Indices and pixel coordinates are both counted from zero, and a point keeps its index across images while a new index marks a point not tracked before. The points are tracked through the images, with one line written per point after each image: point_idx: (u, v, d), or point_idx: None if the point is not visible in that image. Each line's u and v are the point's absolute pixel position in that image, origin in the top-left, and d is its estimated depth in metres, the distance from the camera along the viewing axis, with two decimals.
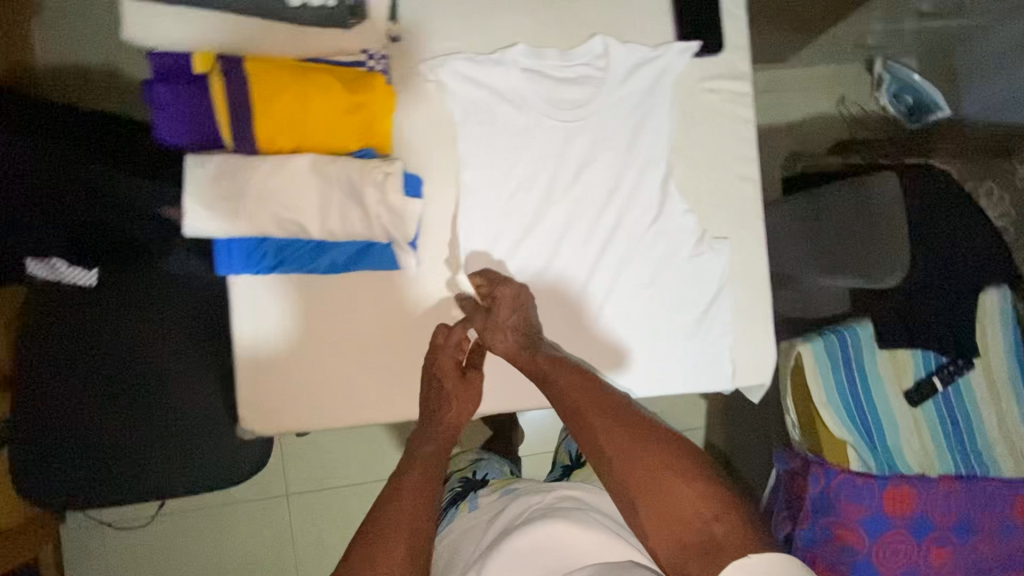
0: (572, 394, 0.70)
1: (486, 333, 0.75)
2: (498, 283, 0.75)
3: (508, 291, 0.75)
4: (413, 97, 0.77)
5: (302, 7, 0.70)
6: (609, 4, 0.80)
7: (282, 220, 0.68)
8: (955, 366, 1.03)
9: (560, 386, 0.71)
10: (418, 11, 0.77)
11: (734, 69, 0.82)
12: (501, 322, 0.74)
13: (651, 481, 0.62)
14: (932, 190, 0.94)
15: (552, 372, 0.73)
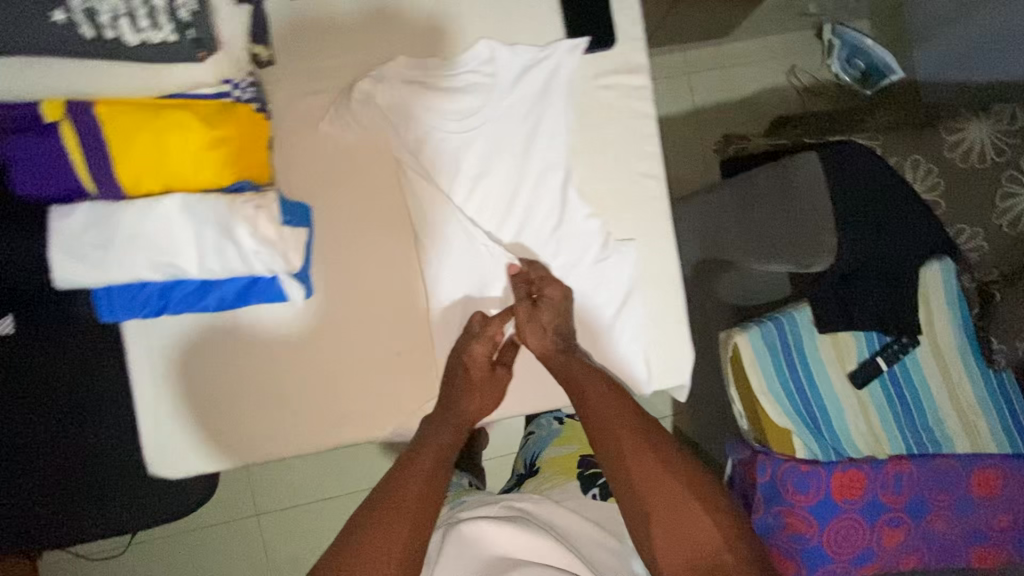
0: (605, 404, 0.72)
1: (525, 327, 0.74)
2: (547, 281, 0.75)
3: (555, 291, 0.74)
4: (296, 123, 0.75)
5: (142, 45, 0.67)
6: (492, 7, 0.77)
7: (158, 263, 0.66)
8: (899, 344, 1.01)
9: (593, 394, 0.73)
10: (291, 33, 0.74)
11: (629, 62, 0.78)
12: (543, 320, 0.74)
13: (670, 505, 0.66)
14: (861, 165, 0.91)
15: (586, 378, 0.75)
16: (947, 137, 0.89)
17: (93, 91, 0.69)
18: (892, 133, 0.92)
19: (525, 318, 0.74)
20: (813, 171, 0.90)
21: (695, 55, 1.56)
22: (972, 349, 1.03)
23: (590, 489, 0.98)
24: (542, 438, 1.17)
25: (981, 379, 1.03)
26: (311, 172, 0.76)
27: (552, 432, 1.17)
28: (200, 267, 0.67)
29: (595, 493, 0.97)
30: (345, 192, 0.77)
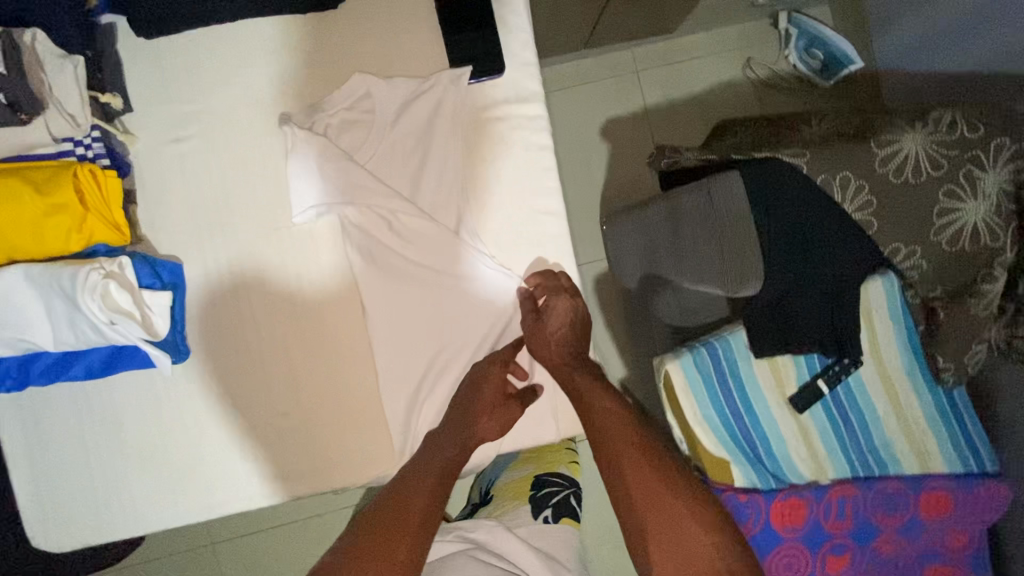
0: (612, 426, 0.73)
1: (534, 339, 0.72)
2: (553, 292, 0.71)
3: (561, 304, 0.71)
4: (163, 174, 0.71)
5: None
6: (367, 39, 0.72)
7: (7, 339, 0.62)
8: (840, 366, 0.96)
9: (600, 414, 0.74)
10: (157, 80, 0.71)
11: (521, 89, 0.73)
12: (548, 330, 0.72)
13: (670, 521, 0.65)
14: (789, 184, 0.83)
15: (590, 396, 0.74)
16: (879, 151, 0.82)
17: None
18: (820, 148, 0.85)
19: (531, 331, 0.72)
20: (733, 191, 0.85)
21: (644, 52, 1.49)
22: (918, 366, 0.98)
23: (542, 510, 0.91)
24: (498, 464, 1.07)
25: (928, 396, 0.98)
26: (184, 224, 0.71)
27: (509, 458, 1.06)
28: (55, 341, 0.63)
29: (547, 515, 0.91)
30: (222, 241, 0.72)
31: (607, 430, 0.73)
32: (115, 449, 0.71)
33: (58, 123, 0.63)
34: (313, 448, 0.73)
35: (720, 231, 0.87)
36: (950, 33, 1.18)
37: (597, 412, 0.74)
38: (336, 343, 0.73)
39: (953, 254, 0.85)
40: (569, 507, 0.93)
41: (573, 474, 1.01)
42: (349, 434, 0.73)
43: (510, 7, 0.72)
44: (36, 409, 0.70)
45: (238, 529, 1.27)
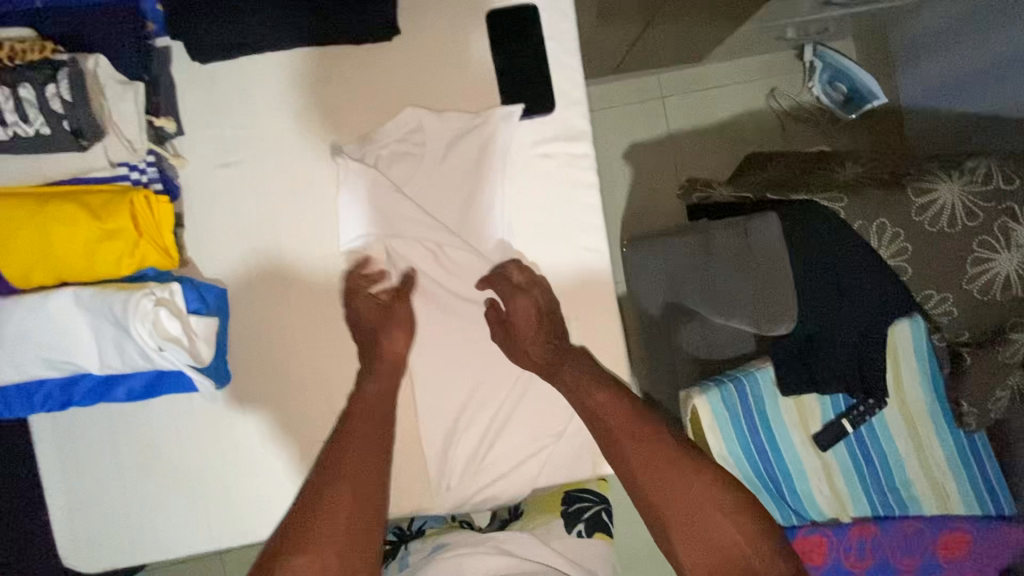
0: (604, 414, 0.66)
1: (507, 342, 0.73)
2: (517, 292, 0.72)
3: (522, 303, 0.72)
4: (217, 200, 0.73)
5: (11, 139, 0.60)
6: (420, 73, 0.74)
7: (54, 363, 0.62)
8: (865, 406, 0.96)
9: (589, 404, 0.68)
10: (214, 108, 0.73)
11: (569, 127, 0.75)
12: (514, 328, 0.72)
13: (688, 514, 0.60)
14: (821, 228, 0.85)
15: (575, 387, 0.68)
16: (916, 199, 0.83)
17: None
18: (857, 193, 0.86)
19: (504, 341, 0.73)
20: (772, 236, 0.86)
21: (669, 79, 1.50)
22: (941, 410, 0.98)
23: (575, 525, 0.76)
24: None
25: (951, 440, 0.98)
26: (239, 246, 0.73)
27: None
28: (101, 365, 0.63)
29: (580, 530, 0.76)
30: (273, 268, 0.73)
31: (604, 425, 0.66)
32: (156, 473, 0.72)
33: (118, 150, 0.64)
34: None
35: (755, 274, 0.88)
36: (974, 75, 1.20)
37: (593, 405, 0.68)
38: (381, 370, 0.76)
39: (981, 302, 0.85)
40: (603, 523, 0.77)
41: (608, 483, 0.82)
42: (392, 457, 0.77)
43: (563, 46, 0.74)
44: (81, 428, 0.71)
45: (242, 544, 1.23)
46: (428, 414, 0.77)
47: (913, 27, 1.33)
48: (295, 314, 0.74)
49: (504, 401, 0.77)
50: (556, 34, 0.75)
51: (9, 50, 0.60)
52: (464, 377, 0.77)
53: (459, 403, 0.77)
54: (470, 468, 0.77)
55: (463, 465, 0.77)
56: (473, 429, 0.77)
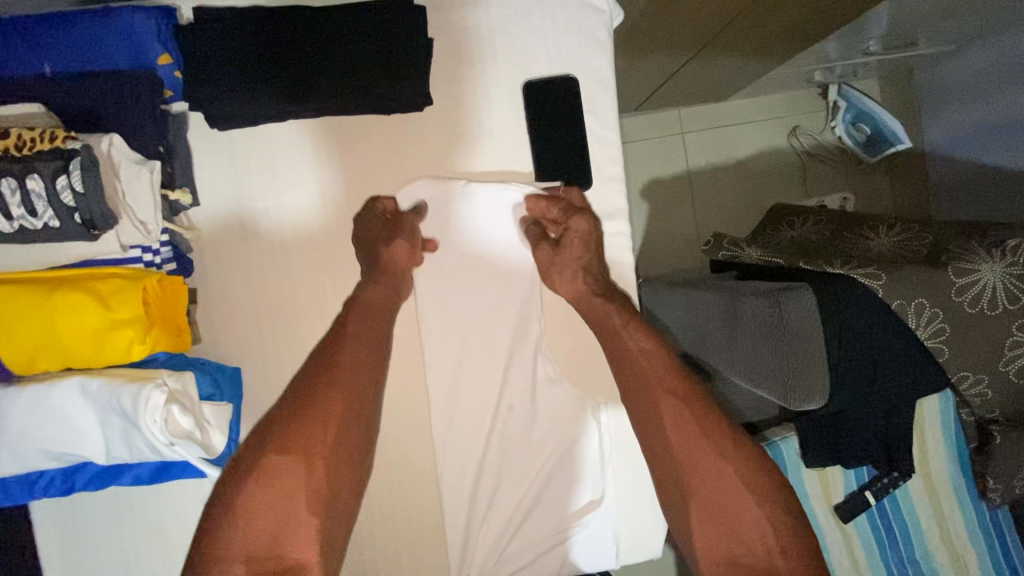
0: (640, 361, 0.69)
1: (553, 270, 0.74)
2: (570, 214, 0.73)
3: (580, 223, 0.73)
4: (258, 265, 0.75)
5: (17, 230, 0.53)
6: (461, 147, 0.77)
7: (57, 453, 0.58)
8: (890, 479, 0.94)
9: (628, 349, 0.70)
10: (259, 176, 0.75)
11: (605, 204, 0.79)
12: (568, 258, 0.73)
13: (715, 485, 0.59)
14: (860, 303, 0.82)
15: (623, 331, 0.71)
16: (956, 279, 0.79)
17: None
18: (894, 267, 0.83)
19: (547, 262, 0.74)
20: (807, 311, 0.82)
21: (690, 112, 1.46)
22: (965, 482, 0.97)
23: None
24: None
25: (973, 513, 0.97)
26: (282, 312, 0.76)
27: None
28: (107, 455, 0.59)
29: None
30: (315, 339, 0.76)
31: (638, 371, 0.69)
32: (163, 556, 0.69)
33: (130, 233, 0.58)
34: (380, 539, 0.77)
35: (786, 350, 0.84)
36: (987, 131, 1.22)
37: (634, 349, 0.70)
38: (413, 438, 0.78)
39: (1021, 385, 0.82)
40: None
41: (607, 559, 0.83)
42: (415, 530, 0.77)
43: (602, 121, 0.78)
44: (89, 505, 0.68)
45: None
46: (452, 494, 0.76)
47: (937, 74, 1.31)
48: None
49: (527, 483, 0.76)
50: (594, 107, 0.78)
51: (16, 138, 0.53)
52: (487, 455, 0.76)
53: (480, 484, 0.76)
54: (491, 557, 0.75)
55: (485, 552, 0.75)
56: (499, 513, 0.76)
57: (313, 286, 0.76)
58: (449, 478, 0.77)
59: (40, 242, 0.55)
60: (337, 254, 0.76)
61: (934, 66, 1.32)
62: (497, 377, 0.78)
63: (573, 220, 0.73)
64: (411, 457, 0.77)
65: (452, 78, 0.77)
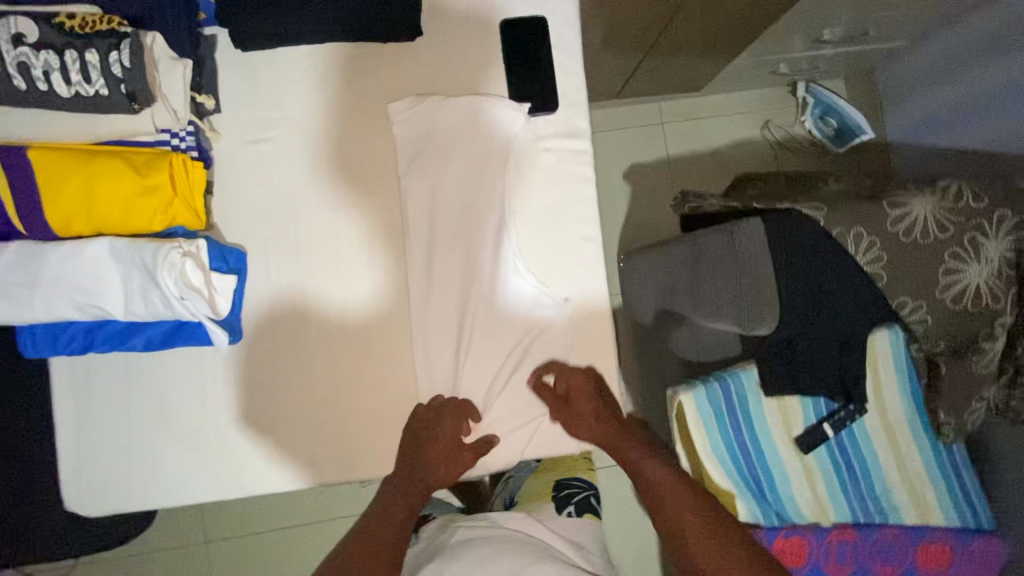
0: (661, 487, 0.79)
1: (570, 425, 0.77)
2: (569, 371, 0.78)
3: (587, 406, 0.77)
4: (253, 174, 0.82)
5: (74, 97, 0.64)
6: (439, 69, 0.80)
7: (82, 304, 0.67)
8: (846, 413, 1.00)
9: (649, 476, 0.80)
10: None
11: (572, 126, 0.81)
12: (579, 411, 0.77)
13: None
14: (807, 231, 0.89)
15: (641, 461, 0.82)
16: (891, 212, 0.89)
17: (15, 132, 0.68)
18: (836, 204, 0.92)
19: (558, 421, 0.78)
20: (756, 238, 0.90)
21: (669, 106, 1.59)
22: (922, 421, 1.02)
23: (566, 507, 1.07)
24: (517, 477, 1.21)
25: (929, 452, 1.02)
26: (260, 213, 0.77)
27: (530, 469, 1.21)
28: (125, 310, 0.68)
29: (571, 510, 1.06)
30: (289, 236, 0.77)
31: (660, 494, 0.78)
32: (157, 426, 0.75)
33: (163, 118, 0.68)
34: (358, 429, 0.78)
35: (739, 276, 0.94)
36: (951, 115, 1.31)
37: (651, 476, 0.80)
38: None
39: (957, 311, 0.91)
40: (590, 504, 1.09)
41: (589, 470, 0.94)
42: (386, 422, 0.78)
43: (568, 54, 0.81)
44: (89, 378, 0.74)
45: (272, 520, 1.42)
46: (424, 387, 0.78)
47: (899, 68, 1.43)
48: (297, 278, 0.77)
49: (492, 375, 0.78)
50: (562, 44, 0.81)
51: (80, 19, 0.63)
52: (459, 354, 0.78)
53: (453, 381, 0.78)
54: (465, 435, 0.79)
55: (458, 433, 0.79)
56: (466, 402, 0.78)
57: (293, 189, 0.77)
58: (421, 373, 0.78)
59: (88, 113, 0.66)
60: (314, 164, 0.78)
61: (897, 59, 1.42)
62: (467, 283, 0.78)
63: (579, 405, 0.77)
64: (387, 350, 0.78)
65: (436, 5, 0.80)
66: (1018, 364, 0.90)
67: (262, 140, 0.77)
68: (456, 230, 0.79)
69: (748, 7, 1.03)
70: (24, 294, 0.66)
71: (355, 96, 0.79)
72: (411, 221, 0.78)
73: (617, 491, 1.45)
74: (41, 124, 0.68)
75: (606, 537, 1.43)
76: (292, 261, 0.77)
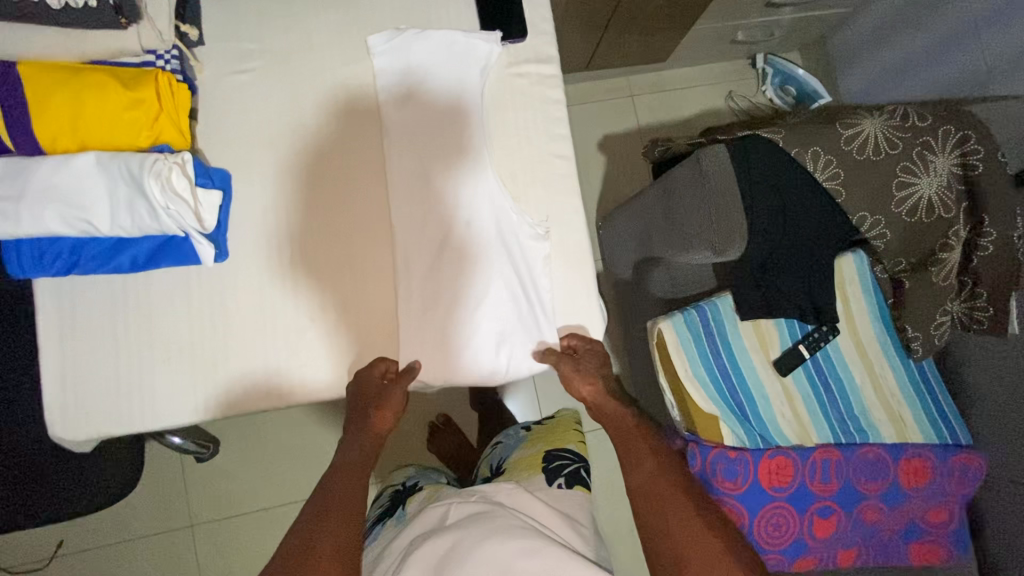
0: (640, 453, 0.74)
1: (574, 377, 0.79)
2: (589, 344, 0.81)
3: (596, 366, 0.81)
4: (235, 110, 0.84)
5: (62, 9, 0.68)
6: (413, 4, 0.85)
7: (68, 218, 0.68)
8: (820, 333, 1.06)
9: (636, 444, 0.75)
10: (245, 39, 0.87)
11: (540, 53, 0.85)
12: (588, 369, 0.80)
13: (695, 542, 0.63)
14: (767, 148, 0.94)
15: (631, 435, 0.77)
16: (843, 131, 0.95)
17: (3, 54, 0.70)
18: (795, 129, 0.98)
19: (570, 373, 0.79)
20: (720, 160, 0.93)
21: (638, 80, 1.67)
22: (891, 339, 1.08)
23: (555, 479, 0.98)
24: (510, 444, 1.17)
25: (902, 369, 1.08)
26: (246, 138, 0.80)
27: (519, 439, 1.17)
28: (111, 223, 0.69)
29: (560, 482, 0.98)
30: (274, 162, 0.80)
31: (639, 463, 0.73)
32: (145, 348, 0.75)
33: (149, 36, 0.71)
34: (347, 345, 0.79)
35: (706, 200, 0.94)
36: (901, 70, 1.40)
37: (636, 445, 0.75)
38: None
39: (914, 223, 0.96)
40: (579, 476, 1.00)
41: (581, 450, 1.09)
42: (373, 339, 0.79)
43: None
44: (78, 303, 0.75)
45: (263, 499, 1.37)
46: (408, 305, 0.79)
47: (849, 35, 1.53)
48: (281, 200, 0.80)
49: (482, 291, 0.80)
50: None
51: None
52: (440, 272, 0.80)
53: (436, 298, 0.79)
54: (448, 353, 0.80)
55: (442, 350, 0.79)
56: (450, 315, 0.80)
57: (278, 116, 0.80)
58: (403, 292, 0.79)
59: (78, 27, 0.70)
60: (296, 93, 0.81)
61: (847, 25, 1.52)
62: (447, 202, 0.81)
63: (584, 361, 0.80)
64: (372, 270, 0.80)
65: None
66: (975, 275, 0.95)
67: (246, 71, 0.81)
68: (433, 151, 0.81)
69: None
70: (9, 207, 0.66)
71: (334, 28, 0.83)
72: (390, 146, 0.81)
73: (609, 450, 1.45)
74: (27, 45, 0.70)
75: (599, 497, 1.43)
76: (276, 185, 0.80)
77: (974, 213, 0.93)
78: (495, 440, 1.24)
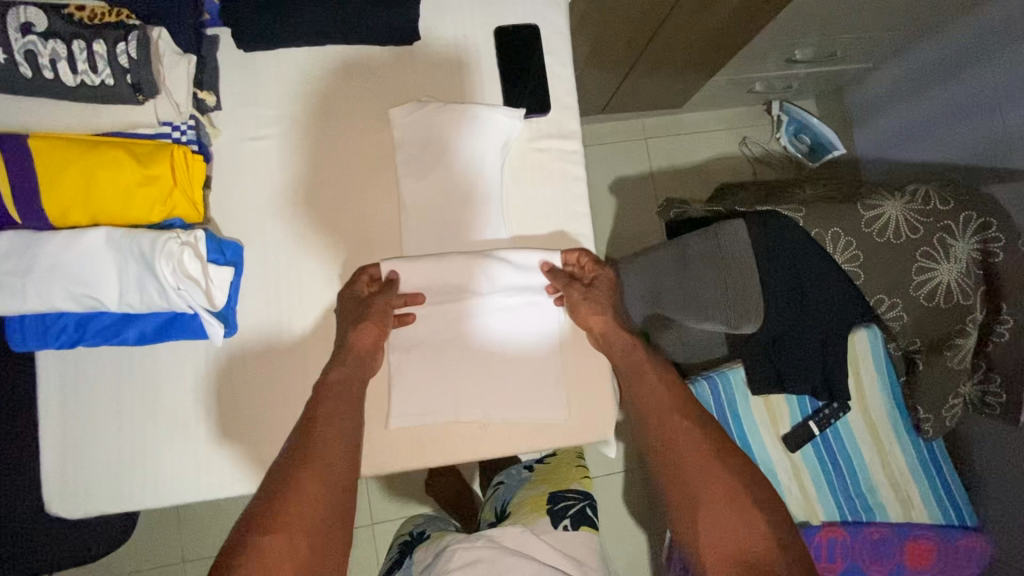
0: (660, 398, 0.71)
1: (584, 304, 0.77)
2: (596, 271, 0.79)
3: (604, 295, 0.78)
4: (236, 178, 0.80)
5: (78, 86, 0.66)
6: (436, 73, 0.83)
7: (75, 295, 0.66)
8: (830, 410, 1.04)
9: (652, 386, 0.72)
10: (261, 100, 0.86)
11: (563, 128, 0.84)
12: (598, 296, 0.77)
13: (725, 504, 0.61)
14: (787, 230, 0.93)
15: (646, 373, 0.74)
16: (865, 213, 0.94)
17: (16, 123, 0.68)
18: (815, 207, 0.97)
19: (579, 298, 0.77)
20: (741, 240, 0.91)
21: (652, 123, 1.65)
22: (901, 418, 1.07)
23: (561, 520, 0.93)
24: (511, 483, 1.09)
25: (911, 448, 1.06)
26: (260, 207, 0.78)
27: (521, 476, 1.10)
28: (118, 300, 0.67)
29: (566, 524, 0.92)
30: (287, 234, 0.78)
31: (658, 411, 0.70)
32: (147, 423, 0.73)
33: (165, 110, 0.71)
34: None
35: (727, 280, 0.91)
36: (919, 129, 1.38)
37: (653, 385, 0.72)
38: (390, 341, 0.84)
39: (932, 308, 0.94)
40: (586, 516, 0.95)
41: (586, 488, 1.01)
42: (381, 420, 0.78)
43: (558, 61, 0.85)
44: (80, 374, 0.73)
45: None
46: (424, 391, 0.78)
47: (868, 88, 1.51)
48: (293, 276, 0.78)
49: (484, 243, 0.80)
50: (553, 50, 0.85)
51: (89, 12, 0.67)
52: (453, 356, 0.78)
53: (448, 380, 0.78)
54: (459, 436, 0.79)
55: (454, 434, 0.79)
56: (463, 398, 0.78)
57: (293, 185, 0.79)
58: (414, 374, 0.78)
59: (94, 99, 0.68)
60: (312, 160, 0.79)
61: (868, 79, 1.50)
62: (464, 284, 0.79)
63: (595, 289, 0.78)
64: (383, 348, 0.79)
65: (434, 13, 0.83)
66: (988, 360, 0.95)
67: (261, 138, 0.79)
68: (451, 229, 0.79)
69: (724, 27, 1.10)
70: (15, 283, 0.64)
71: (347, 97, 0.81)
72: (407, 217, 0.79)
73: (609, 501, 1.43)
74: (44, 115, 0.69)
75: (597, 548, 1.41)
76: (288, 257, 0.78)
77: (992, 299, 0.91)
78: (496, 483, 1.16)
